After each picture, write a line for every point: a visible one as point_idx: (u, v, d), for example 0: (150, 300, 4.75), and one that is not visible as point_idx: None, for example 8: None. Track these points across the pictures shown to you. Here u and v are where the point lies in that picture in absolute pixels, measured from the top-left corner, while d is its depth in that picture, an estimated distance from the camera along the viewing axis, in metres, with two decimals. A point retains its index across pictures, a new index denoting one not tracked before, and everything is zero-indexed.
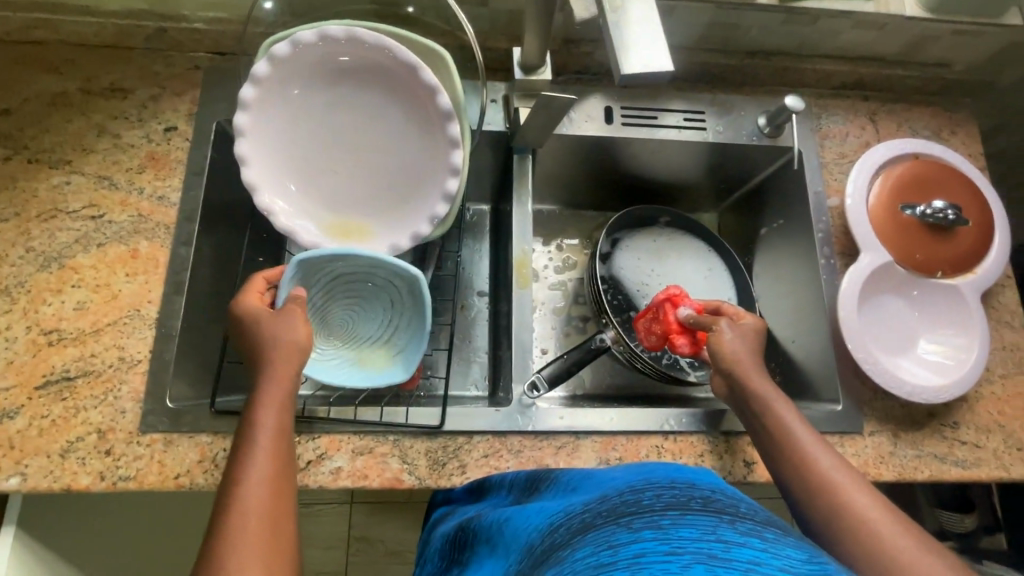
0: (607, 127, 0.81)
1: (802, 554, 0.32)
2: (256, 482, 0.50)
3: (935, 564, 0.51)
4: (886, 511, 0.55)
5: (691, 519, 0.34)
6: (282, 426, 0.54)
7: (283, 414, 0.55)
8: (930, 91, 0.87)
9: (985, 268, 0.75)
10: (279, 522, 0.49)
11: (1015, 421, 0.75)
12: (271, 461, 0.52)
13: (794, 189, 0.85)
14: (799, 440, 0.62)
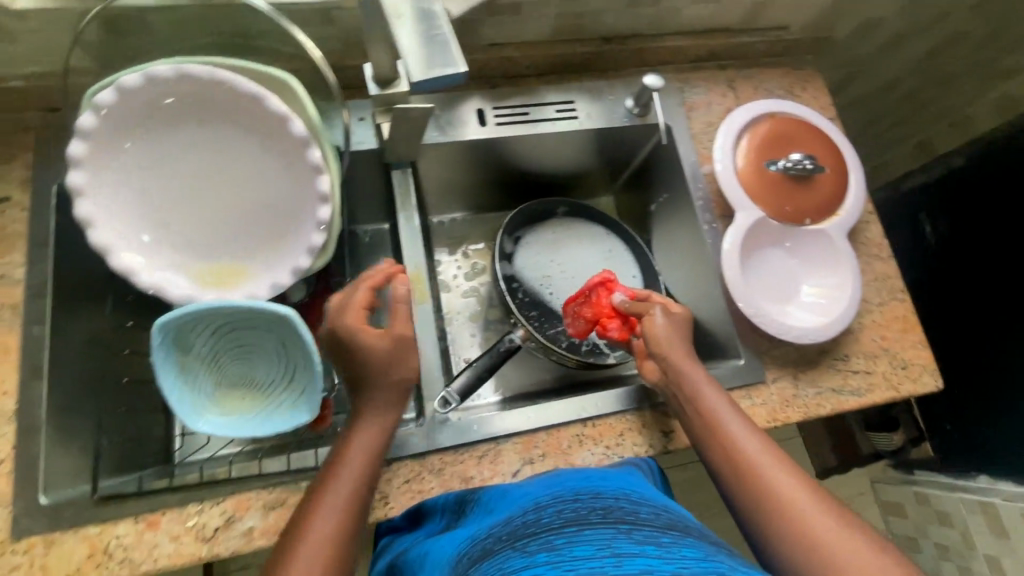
0: (481, 130, 0.81)
1: (696, 554, 0.41)
2: (316, 534, 0.52)
3: (840, 531, 0.58)
4: (801, 487, 0.62)
5: (586, 536, 0.43)
6: (357, 479, 0.56)
7: (363, 466, 0.57)
8: (776, 54, 0.93)
9: (847, 210, 0.81)
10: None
11: (896, 343, 0.82)
12: (337, 513, 0.54)
13: (672, 163, 0.88)
14: (724, 426, 0.67)
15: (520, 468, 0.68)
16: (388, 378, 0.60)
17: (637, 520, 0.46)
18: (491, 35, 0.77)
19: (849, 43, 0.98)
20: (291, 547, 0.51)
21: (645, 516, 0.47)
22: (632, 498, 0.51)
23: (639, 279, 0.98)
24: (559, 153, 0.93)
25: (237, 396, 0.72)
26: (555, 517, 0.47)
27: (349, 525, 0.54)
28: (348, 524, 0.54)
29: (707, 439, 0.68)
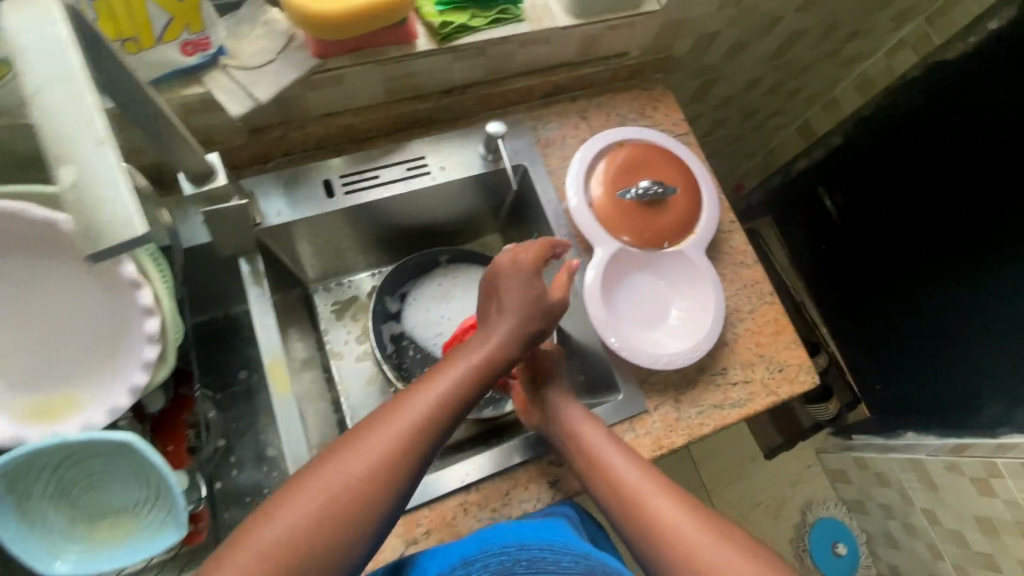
0: (328, 202, 0.79)
1: None
2: (330, 477, 0.50)
3: (728, 552, 0.57)
4: (685, 510, 0.61)
5: None
6: (399, 429, 0.54)
7: (420, 414, 0.55)
8: (624, 78, 0.95)
9: (701, 228, 0.83)
10: (318, 524, 0.48)
11: (770, 347, 0.84)
12: (358, 462, 0.51)
13: (534, 202, 0.88)
14: (604, 462, 0.66)
15: (404, 551, 0.66)
16: (519, 296, 0.65)
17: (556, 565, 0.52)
18: (321, 106, 0.75)
19: (694, 57, 1.01)
20: (299, 483, 0.50)
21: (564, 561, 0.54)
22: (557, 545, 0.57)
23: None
24: (427, 207, 0.92)
25: (101, 526, 0.68)
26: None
27: (371, 480, 0.51)
28: (370, 476, 0.51)
29: (599, 485, 0.66)
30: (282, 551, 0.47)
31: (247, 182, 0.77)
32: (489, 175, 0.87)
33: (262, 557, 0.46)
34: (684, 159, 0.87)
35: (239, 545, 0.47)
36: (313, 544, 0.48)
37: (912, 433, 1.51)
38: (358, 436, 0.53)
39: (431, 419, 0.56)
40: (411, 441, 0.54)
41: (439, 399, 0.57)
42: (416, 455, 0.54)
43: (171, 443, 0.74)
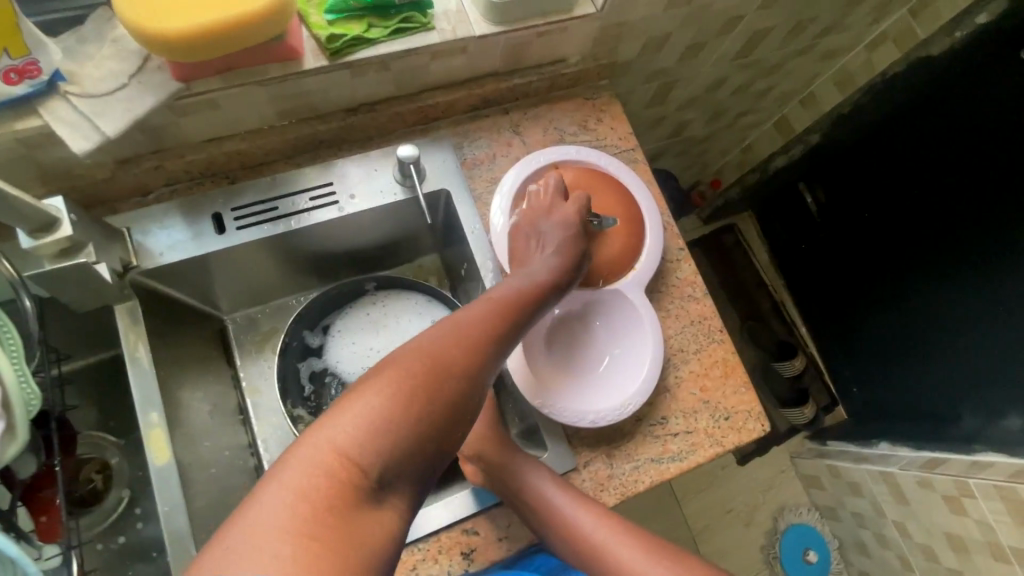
0: (219, 239, 0.71)
1: None
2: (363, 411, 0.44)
3: None
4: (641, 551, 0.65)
5: None
6: (438, 350, 0.48)
7: (461, 339, 0.50)
8: (565, 87, 0.86)
9: (642, 262, 0.74)
10: (363, 454, 0.43)
11: (717, 392, 0.76)
12: (393, 393, 0.45)
13: (460, 230, 0.79)
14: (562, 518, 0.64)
15: None
16: (562, 234, 0.69)
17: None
18: (200, 132, 0.66)
19: (645, 60, 0.91)
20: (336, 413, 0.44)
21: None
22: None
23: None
24: (345, 235, 0.82)
25: None
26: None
27: (415, 400, 0.45)
28: (412, 399, 0.45)
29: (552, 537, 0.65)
30: (325, 489, 0.41)
31: (121, 219, 0.69)
32: (408, 201, 0.78)
33: (301, 499, 0.40)
34: (627, 182, 0.78)
35: (263, 492, 0.41)
36: (355, 481, 0.42)
37: (887, 444, 1.38)
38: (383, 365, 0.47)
39: (473, 344, 0.50)
40: (459, 362, 0.49)
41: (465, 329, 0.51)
42: (462, 381, 0.48)
43: (44, 515, 0.67)
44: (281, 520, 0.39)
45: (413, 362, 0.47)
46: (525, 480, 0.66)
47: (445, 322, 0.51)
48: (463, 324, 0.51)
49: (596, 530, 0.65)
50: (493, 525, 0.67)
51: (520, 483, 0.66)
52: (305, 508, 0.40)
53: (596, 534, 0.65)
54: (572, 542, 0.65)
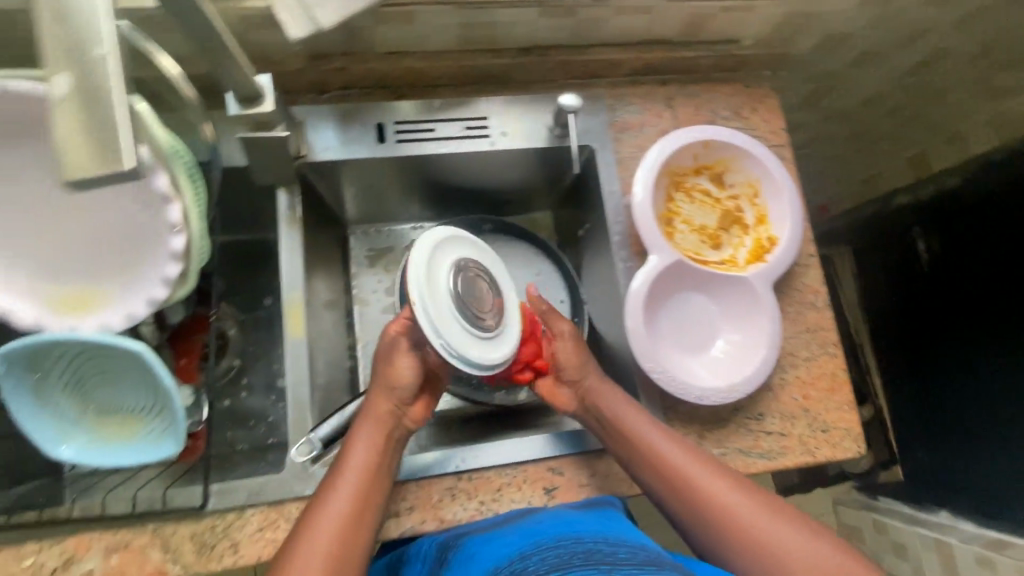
0: (378, 147, 0.75)
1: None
2: (341, 491, 0.58)
3: (780, 521, 0.59)
4: (731, 484, 0.62)
5: None
6: (379, 436, 0.62)
7: (383, 432, 0.63)
8: (727, 69, 0.84)
9: (776, 257, 0.73)
10: (355, 530, 0.57)
11: (819, 403, 0.75)
12: (358, 480, 0.59)
13: (595, 189, 0.81)
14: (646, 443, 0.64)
15: (384, 521, 0.65)
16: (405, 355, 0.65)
17: (617, 561, 0.48)
18: (387, 43, 0.70)
19: (812, 58, 0.88)
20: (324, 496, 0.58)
21: (623, 555, 0.49)
22: (611, 541, 0.52)
23: (565, 304, 0.92)
24: (482, 171, 0.85)
25: (106, 420, 0.70)
26: (545, 564, 0.48)
27: (370, 484, 0.60)
28: (370, 479, 0.60)
29: (637, 465, 0.64)
30: (331, 550, 0.54)
31: (298, 110, 0.73)
32: (552, 151, 0.80)
33: (312, 562, 0.53)
34: (776, 175, 0.76)
35: (284, 566, 0.53)
36: (354, 534, 0.57)
37: (947, 515, 1.27)
38: (348, 456, 0.60)
39: (393, 424, 0.64)
40: (389, 432, 0.63)
41: (387, 415, 0.64)
42: (389, 461, 0.62)
43: (184, 358, 0.74)
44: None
45: (373, 434, 0.62)
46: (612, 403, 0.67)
47: (360, 425, 0.63)
48: (375, 421, 0.63)
49: (681, 460, 0.63)
50: (578, 472, 0.69)
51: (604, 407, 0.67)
52: (317, 564, 0.54)
53: (681, 462, 0.63)
54: (655, 471, 0.63)
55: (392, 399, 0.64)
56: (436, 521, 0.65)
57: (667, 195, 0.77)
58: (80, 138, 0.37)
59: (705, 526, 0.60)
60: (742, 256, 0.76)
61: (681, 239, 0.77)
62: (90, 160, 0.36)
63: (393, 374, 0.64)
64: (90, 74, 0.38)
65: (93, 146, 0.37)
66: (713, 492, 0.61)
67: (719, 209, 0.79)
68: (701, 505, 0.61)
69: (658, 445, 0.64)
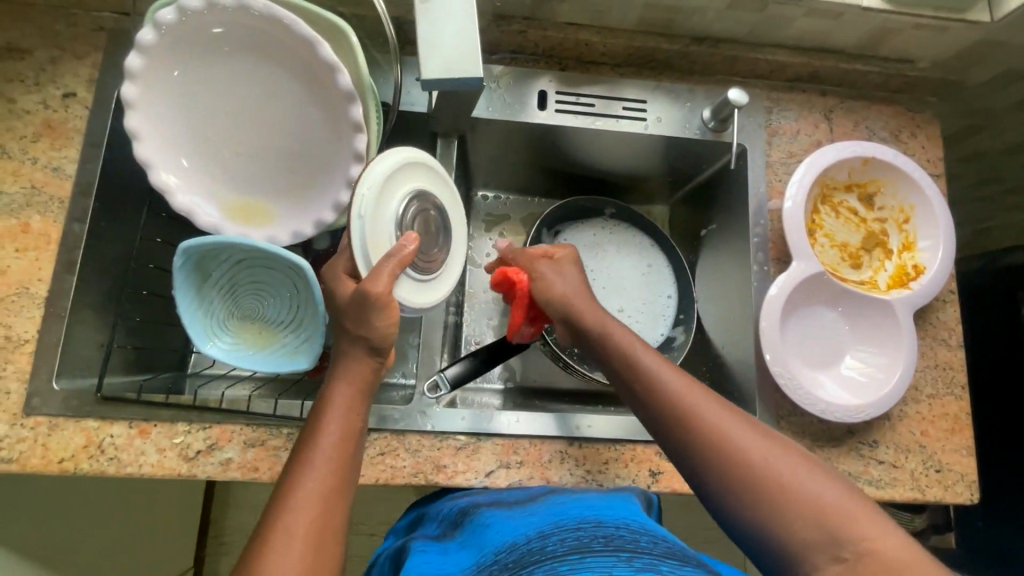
0: (537, 114, 0.77)
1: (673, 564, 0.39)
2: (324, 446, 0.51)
3: (819, 476, 0.46)
4: (751, 427, 0.50)
5: (590, 560, 0.39)
6: (356, 394, 0.55)
7: (362, 391, 0.56)
8: (891, 89, 0.82)
9: (923, 285, 0.71)
10: (339, 493, 0.49)
11: (937, 442, 0.73)
12: (336, 437, 0.52)
13: (737, 188, 0.80)
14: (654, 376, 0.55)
15: (494, 470, 0.67)
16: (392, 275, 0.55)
17: (638, 549, 0.41)
18: (572, 13, 0.72)
19: (979, 92, 0.85)
20: (303, 458, 0.50)
21: (645, 544, 0.42)
22: (635, 527, 0.44)
23: (672, 301, 0.91)
24: (624, 154, 0.86)
25: (247, 327, 0.74)
26: (561, 543, 0.43)
27: (350, 448, 0.52)
28: (348, 441, 0.52)
29: (648, 406, 0.55)
30: (321, 509, 0.47)
31: None
32: (700, 144, 0.80)
33: (301, 524, 0.45)
34: (935, 203, 0.74)
35: (269, 531, 0.45)
36: (337, 494, 0.49)
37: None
38: (324, 416, 0.53)
39: (371, 381, 0.57)
40: (365, 385, 0.56)
41: (371, 372, 0.57)
42: (364, 416, 0.56)
43: None
44: (291, 545, 0.44)
45: (351, 391, 0.55)
46: (626, 348, 0.60)
47: (337, 385, 0.55)
48: (358, 371, 0.56)
49: (701, 406, 0.52)
50: None
51: (620, 345, 0.60)
52: (309, 521, 0.46)
53: (677, 386, 0.54)
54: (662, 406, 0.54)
55: (365, 353, 0.56)
56: (544, 480, 0.67)
57: (813, 206, 0.76)
58: (449, 56, 0.56)
59: (728, 490, 0.47)
60: (882, 280, 0.75)
61: (820, 252, 0.76)
62: (456, 66, 0.56)
63: (370, 327, 0.55)
64: (455, 13, 0.58)
65: (461, 61, 0.57)
66: (741, 444, 0.48)
67: (863, 229, 0.77)
68: (722, 464, 0.48)
69: (676, 390, 0.54)
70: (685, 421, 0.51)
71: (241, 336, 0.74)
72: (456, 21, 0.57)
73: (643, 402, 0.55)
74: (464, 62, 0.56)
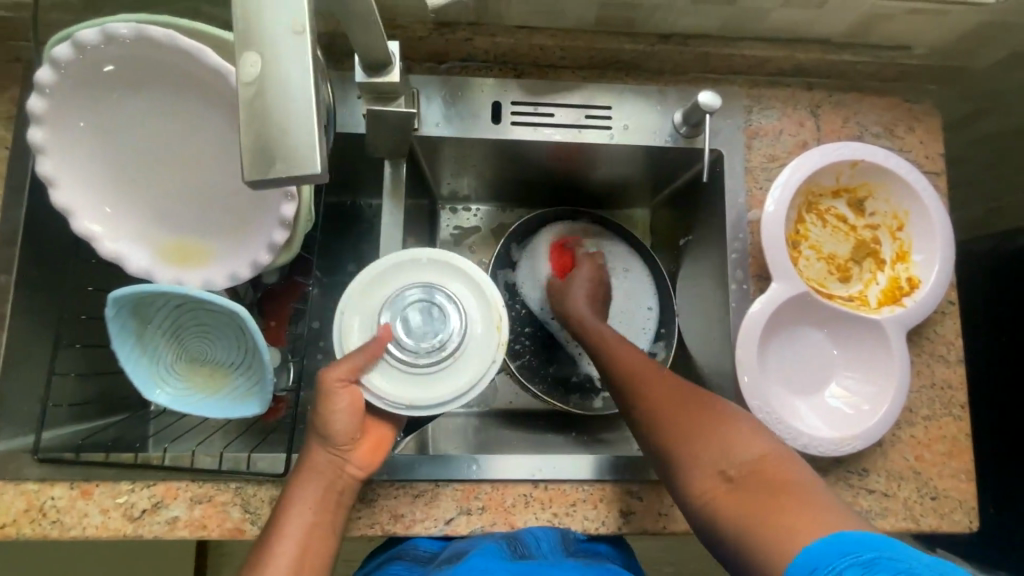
0: (492, 128, 0.70)
1: None
2: (284, 545, 0.54)
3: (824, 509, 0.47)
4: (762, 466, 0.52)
5: None
6: (318, 493, 0.57)
7: (327, 486, 0.57)
8: (885, 78, 0.74)
9: (917, 302, 0.65)
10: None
11: (933, 468, 0.68)
12: (294, 539, 0.55)
13: (714, 197, 0.74)
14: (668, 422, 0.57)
15: (455, 517, 0.63)
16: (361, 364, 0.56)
17: None
18: (521, 15, 0.65)
19: (986, 75, 0.76)
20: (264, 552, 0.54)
21: None
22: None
23: (653, 312, 0.85)
24: (593, 163, 0.79)
25: (197, 371, 0.69)
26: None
27: (310, 548, 0.55)
28: (310, 539, 0.55)
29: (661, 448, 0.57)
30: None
31: (416, 80, 0.70)
32: (673, 150, 0.73)
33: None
34: (932, 210, 0.67)
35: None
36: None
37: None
38: (284, 517, 0.55)
39: (337, 476, 0.58)
40: (333, 482, 0.58)
41: (331, 467, 0.58)
42: (331, 514, 0.57)
43: (274, 320, 0.75)
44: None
45: (316, 488, 0.57)
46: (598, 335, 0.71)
47: (297, 485, 0.57)
48: (320, 467, 0.58)
49: (652, 382, 0.62)
50: (659, 498, 0.65)
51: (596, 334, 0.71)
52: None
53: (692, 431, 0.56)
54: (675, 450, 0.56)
55: (326, 449, 0.58)
56: (507, 526, 0.63)
57: (797, 216, 0.70)
58: (253, 135, 0.29)
59: (665, 446, 0.57)
60: (874, 295, 0.69)
61: (806, 266, 0.70)
62: (263, 153, 0.29)
63: (329, 428, 0.57)
64: (278, 54, 0.30)
65: (272, 143, 0.29)
66: (679, 414, 0.58)
67: (853, 238, 0.71)
68: (663, 426, 0.58)
69: (634, 368, 0.64)
70: (640, 395, 0.61)
71: (193, 383, 0.69)
72: (276, 66, 0.30)
73: (612, 380, 0.66)
74: (282, 147, 0.29)
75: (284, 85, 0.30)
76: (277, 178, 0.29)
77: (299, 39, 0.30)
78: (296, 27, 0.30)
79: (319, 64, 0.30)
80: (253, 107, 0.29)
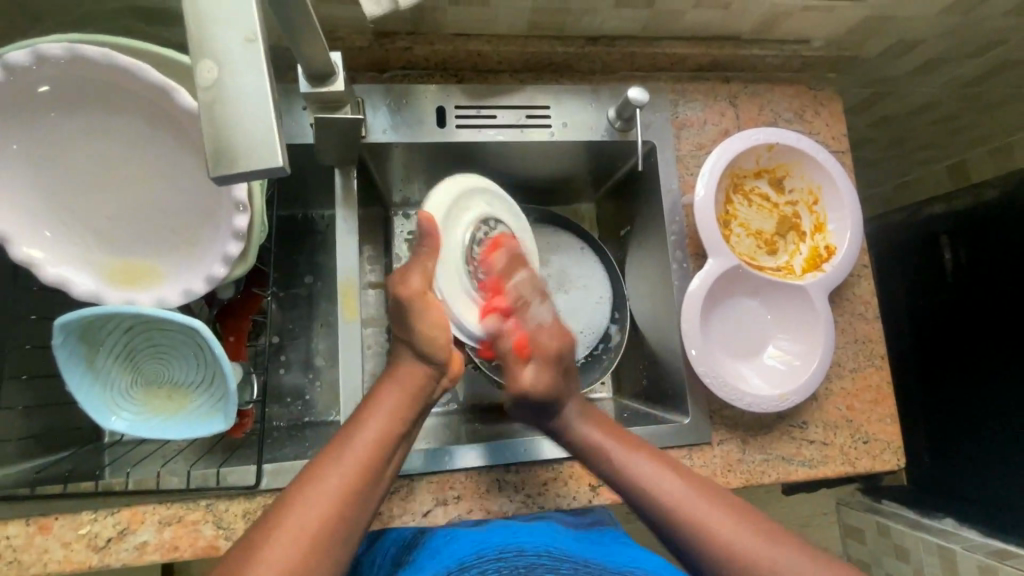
0: (438, 131, 0.73)
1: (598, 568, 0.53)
2: (369, 430, 0.55)
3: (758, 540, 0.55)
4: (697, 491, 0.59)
5: None
6: (403, 398, 0.59)
7: (413, 397, 0.60)
8: (792, 70, 0.82)
9: (834, 266, 0.73)
10: (355, 487, 0.52)
11: (863, 415, 0.75)
12: (365, 449, 0.54)
13: (651, 186, 0.79)
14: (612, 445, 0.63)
15: (432, 509, 0.65)
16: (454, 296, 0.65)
17: None
18: (457, 24, 0.69)
19: (878, 62, 0.86)
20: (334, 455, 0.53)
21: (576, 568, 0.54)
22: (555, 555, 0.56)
23: (587, 251, 0.88)
24: (535, 162, 0.83)
25: (155, 393, 0.67)
26: None
27: (379, 458, 0.54)
28: (382, 446, 0.55)
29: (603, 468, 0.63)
30: (341, 492, 0.51)
31: (360, 89, 0.72)
32: (610, 143, 0.78)
33: (320, 508, 0.49)
34: (839, 184, 0.75)
35: (293, 503, 0.49)
36: (350, 497, 0.51)
37: (952, 522, 0.96)
38: (367, 418, 0.56)
39: (421, 385, 0.61)
40: (413, 393, 0.60)
41: (421, 380, 0.61)
42: (405, 426, 0.58)
43: (232, 335, 0.74)
44: (303, 519, 0.48)
45: (394, 396, 0.59)
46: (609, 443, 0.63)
47: (384, 388, 0.59)
48: (406, 372, 0.61)
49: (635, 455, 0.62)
50: None
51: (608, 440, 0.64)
52: (319, 516, 0.49)
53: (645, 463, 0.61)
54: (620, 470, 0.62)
55: (427, 364, 0.62)
56: (483, 511, 0.66)
57: (725, 197, 0.77)
58: (215, 139, 0.33)
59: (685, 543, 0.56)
60: (798, 264, 0.76)
61: (736, 242, 0.76)
62: (226, 152, 0.33)
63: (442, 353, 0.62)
64: (230, 60, 0.34)
65: (238, 143, 0.33)
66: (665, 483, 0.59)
67: (777, 214, 0.78)
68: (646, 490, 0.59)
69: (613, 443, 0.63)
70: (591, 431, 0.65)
71: (148, 408, 0.66)
72: (230, 69, 0.33)
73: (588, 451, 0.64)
74: (243, 146, 0.33)
75: (240, 91, 0.33)
76: (241, 174, 0.33)
77: (249, 44, 0.34)
78: (247, 35, 0.34)
79: (266, 51, 0.34)
80: (213, 111, 0.33)
